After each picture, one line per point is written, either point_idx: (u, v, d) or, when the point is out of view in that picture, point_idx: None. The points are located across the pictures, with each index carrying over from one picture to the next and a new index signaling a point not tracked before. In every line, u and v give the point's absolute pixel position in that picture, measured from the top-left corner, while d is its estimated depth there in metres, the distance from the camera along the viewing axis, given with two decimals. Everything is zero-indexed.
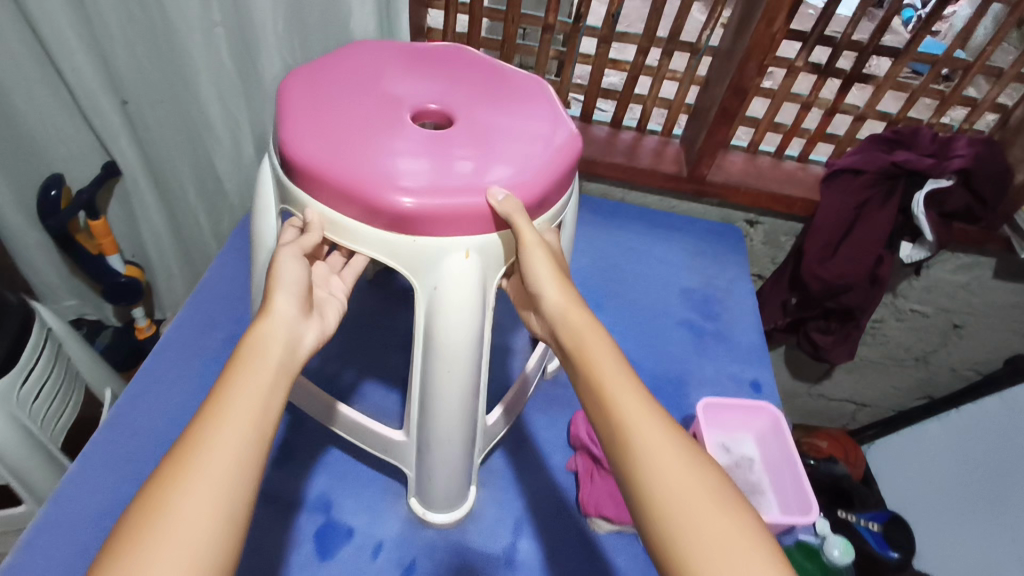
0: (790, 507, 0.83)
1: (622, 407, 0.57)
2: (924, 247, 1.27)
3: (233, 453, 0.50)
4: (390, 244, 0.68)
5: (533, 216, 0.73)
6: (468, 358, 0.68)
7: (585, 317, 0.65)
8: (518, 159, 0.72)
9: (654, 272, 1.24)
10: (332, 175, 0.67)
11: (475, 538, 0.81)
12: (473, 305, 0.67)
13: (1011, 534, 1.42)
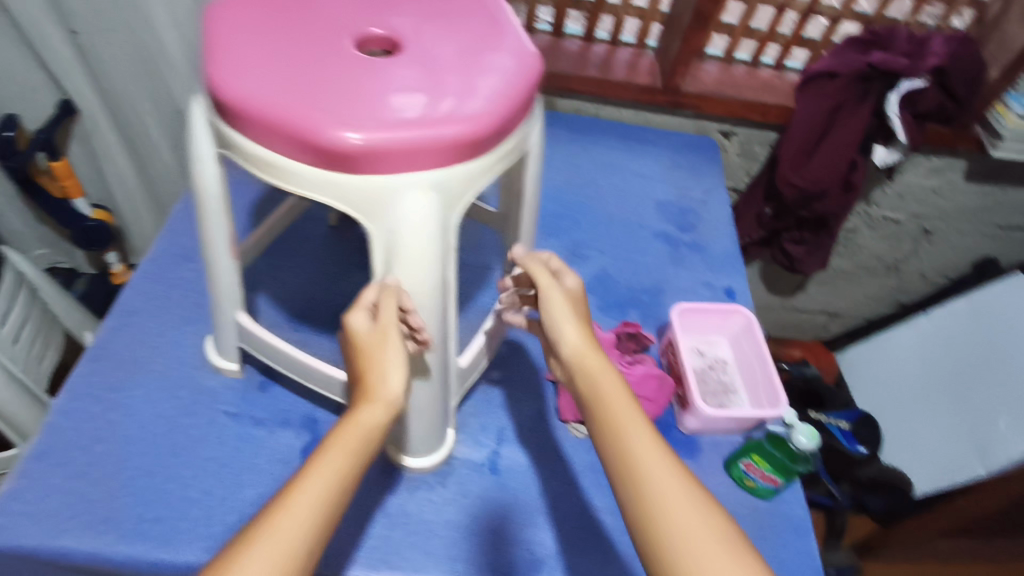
0: (761, 401, 0.88)
1: (641, 456, 0.53)
2: (896, 150, 1.27)
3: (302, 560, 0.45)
4: (336, 186, 0.56)
5: (497, 145, 0.61)
6: (434, 310, 0.62)
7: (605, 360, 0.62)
8: (482, 82, 0.60)
9: (630, 186, 1.23)
10: (256, 109, 0.55)
11: (458, 447, 0.84)
12: (435, 256, 0.58)
13: (969, 426, 1.52)
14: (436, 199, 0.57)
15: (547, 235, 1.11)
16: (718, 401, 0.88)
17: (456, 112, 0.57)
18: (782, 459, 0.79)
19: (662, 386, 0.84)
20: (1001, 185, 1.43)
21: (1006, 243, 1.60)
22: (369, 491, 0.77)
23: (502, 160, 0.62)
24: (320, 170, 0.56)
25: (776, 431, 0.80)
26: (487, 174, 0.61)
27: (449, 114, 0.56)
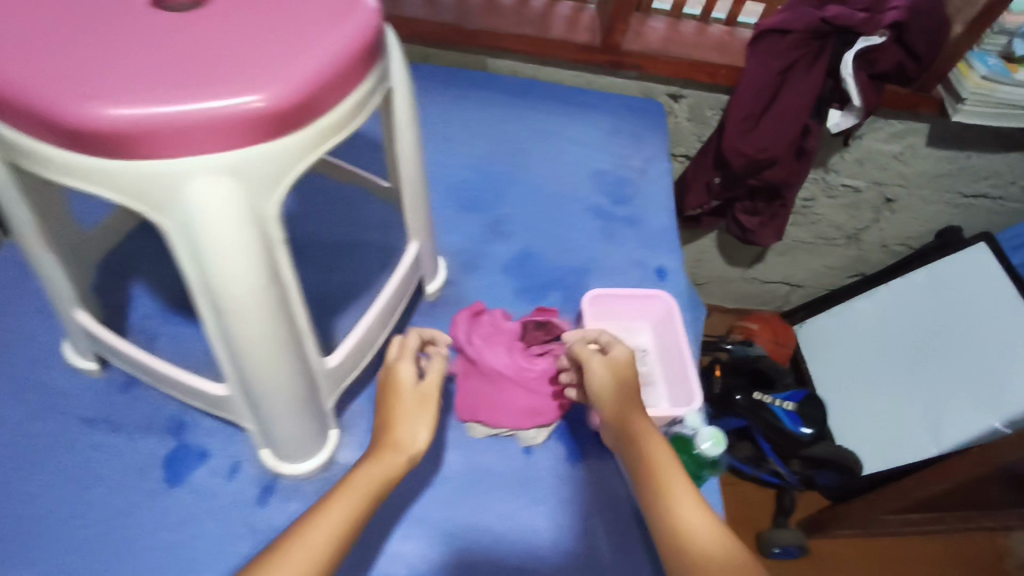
0: (678, 397, 0.81)
1: (671, 508, 0.58)
2: (852, 113, 1.17)
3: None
4: (117, 177, 0.47)
5: (324, 113, 0.51)
6: (266, 309, 0.53)
7: (639, 420, 0.67)
8: (294, 44, 0.50)
9: (564, 154, 1.10)
10: (6, 88, 0.45)
11: (342, 450, 0.77)
12: (242, 253, 0.48)
13: (925, 402, 1.49)
14: (232, 185, 0.46)
15: (464, 210, 1.01)
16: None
17: (252, 82, 0.47)
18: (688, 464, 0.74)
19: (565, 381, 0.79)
20: (966, 151, 1.34)
21: (971, 212, 1.52)
22: (237, 505, 0.72)
23: (337, 132, 0.52)
24: (88, 160, 0.46)
25: (681, 432, 0.75)
26: (309, 153, 0.51)
27: (244, 83, 0.46)
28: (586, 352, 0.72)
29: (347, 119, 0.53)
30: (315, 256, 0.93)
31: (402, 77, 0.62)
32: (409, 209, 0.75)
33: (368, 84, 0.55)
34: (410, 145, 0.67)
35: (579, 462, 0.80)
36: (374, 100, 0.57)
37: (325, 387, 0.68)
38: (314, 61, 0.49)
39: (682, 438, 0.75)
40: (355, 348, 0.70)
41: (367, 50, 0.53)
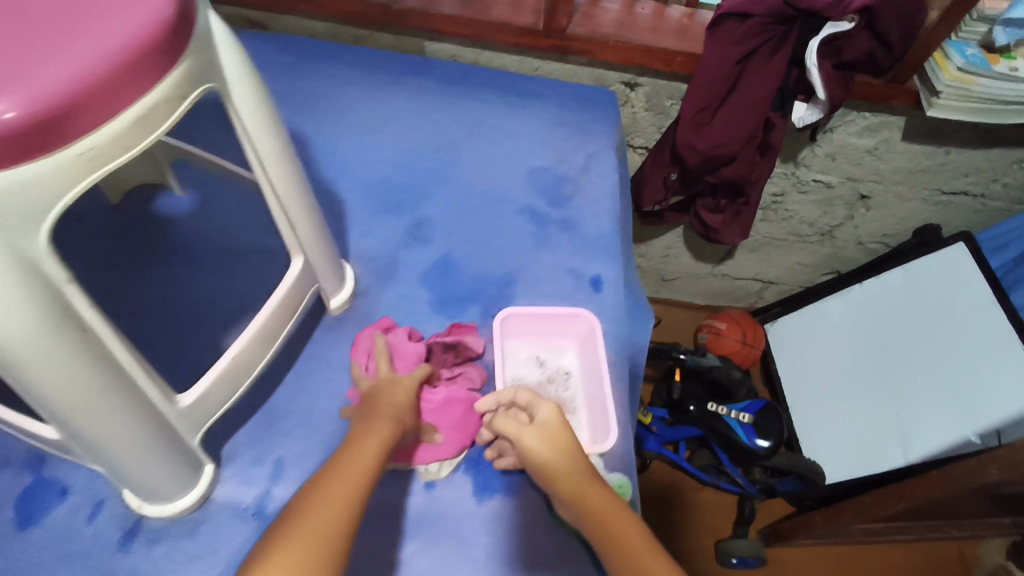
0: (597, 433, 0.78)
1: (624, 537, 0.58)
2: (818, 106, 1.08)
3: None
4: None
5: (100, 134, 0.41)
6: (59, 357, 0.45)
7: (572, 455, 0.64)
8: (58, 46, 0.40)
9: (499, 150, 1.02)
10: None
11: (221, 487, 0.69)
12: (6, 305, 0.40)
13: (894, 411, 1.41)
14: None
15: (382, 211, 0.92)
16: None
17: None
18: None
19: (468, 407, 0.76)
20: (945, 146, 1.24)
21: (950, 210, 1.43)
22: (94, 551, 0.64)
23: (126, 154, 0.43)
24: None
25: None
26: (79, 183, 0.41)
27: None
28: (515, 428, 0.66)
29: (127, 142, 0.43)
30: (209, 263, 0.83)
31: (239, 75, 0.51)
32: (290, 220, 0.64)
33: (160, 89, 0.43)
34: (267, 151, 0.56)
35: (485, 500, 0.73)
36: (185, 107, 0.46)
37: (182, 426, 0.60)
38: (61, 73, 0.39)
39: None
40: (221, 381, 0.62)
41: (149, 53, 0.41)
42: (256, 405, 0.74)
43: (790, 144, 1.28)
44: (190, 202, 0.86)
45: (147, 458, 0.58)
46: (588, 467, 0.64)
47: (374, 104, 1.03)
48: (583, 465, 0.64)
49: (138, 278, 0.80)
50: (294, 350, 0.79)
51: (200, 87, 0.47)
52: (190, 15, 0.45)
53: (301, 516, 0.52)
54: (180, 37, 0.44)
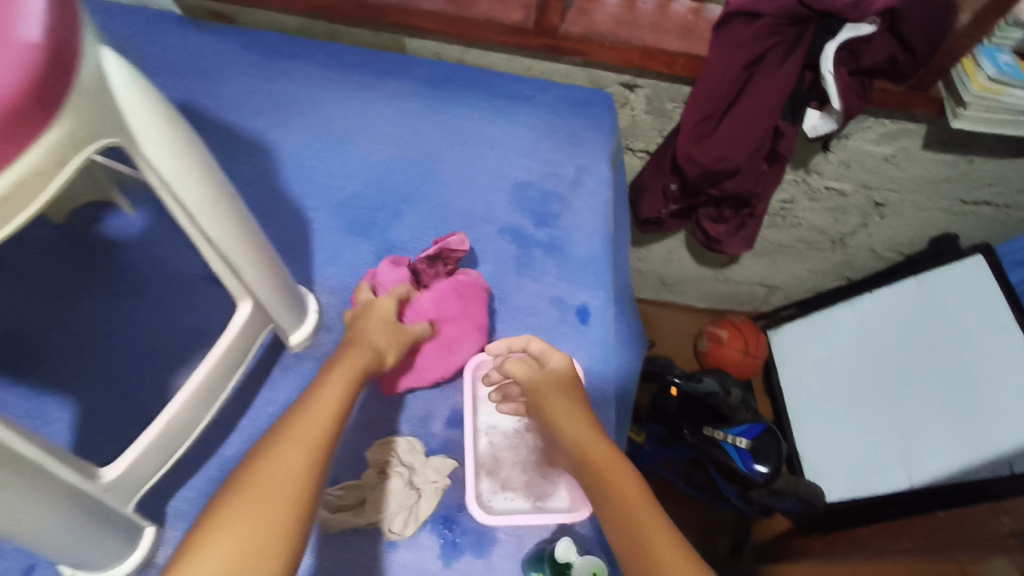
0: (576, 498, 0.71)
1: (602, 463, 0.59)
2: (833, 116, 0.99)
3: (281, 497, 0.47)
4: None
5: None
6: None
7: (563, 391, 0.67)
8: None
9: (482, 162, 0.94)
10: None
11: (165, 549, 0.63)
12: None
13: (899, 431, 1.33)
14: None
15: (350, 232, 0.86)
16: (529, 495, 0.72)
17: None
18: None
19: (462, 298, 0.78)
20: (969, 156, 1.15)
21: (970, 220, 1.34)
22: None
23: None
24: None
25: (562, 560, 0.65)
26: None
27: None
28: (519, 370, 0.71)
29: None
30: (161, 292, 0.77)
31: (153, 121, 0.43)
32: (233, 267, 0.57)
33: (26, 160, 0.36)
34: (194, 202, 0.49)
35: (455, 560, 0.67)
36: (66, 173, 0.40)
37: (111, 499, 0.55)
38: None
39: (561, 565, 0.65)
40: (154, 448, 0.56)
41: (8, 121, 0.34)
42: (207, 455, 0.69)
43: (799, 151, 1.19)
44: (139, 222, 0.80)
45: (70, 539, 0.52)
46: (578, 405, 0.66)
47: (347, 110, 0.95)
48: (575, 401, 0.66)
49: (86, 311, 0.74)
50: (251, 392, 0.73)
51: (87, 146, 0.40)
52: (67, 62, 0.37)
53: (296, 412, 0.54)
54: (51, 92, 0.36)
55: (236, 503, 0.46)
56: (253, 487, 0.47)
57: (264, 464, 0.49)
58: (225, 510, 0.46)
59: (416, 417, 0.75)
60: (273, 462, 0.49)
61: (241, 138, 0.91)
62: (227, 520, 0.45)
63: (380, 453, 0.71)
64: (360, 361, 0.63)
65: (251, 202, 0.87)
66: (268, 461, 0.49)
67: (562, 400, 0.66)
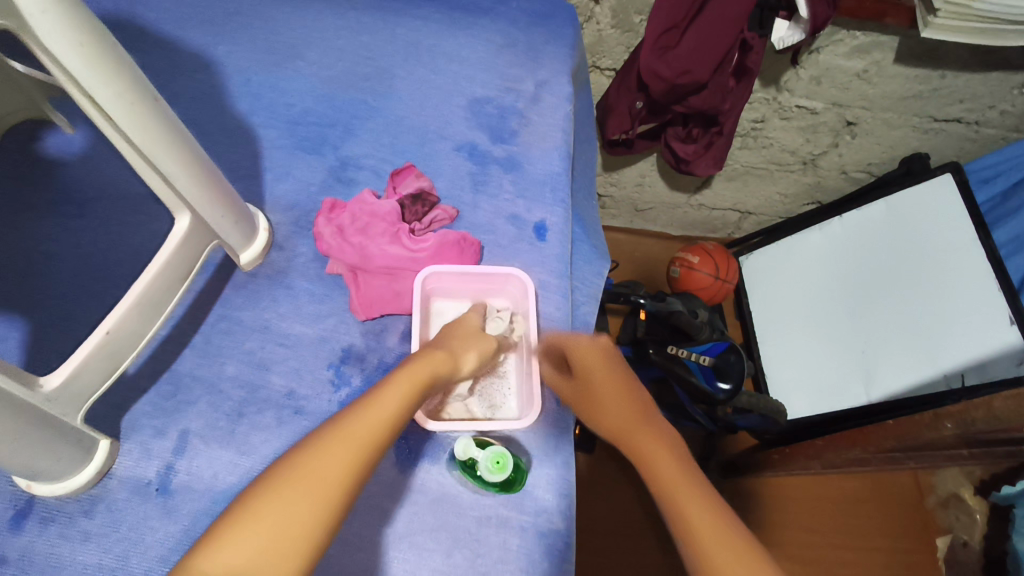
0: (524, 408, 0.74)
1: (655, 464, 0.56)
2: (800, 27, 0.94)
3: (383, 437, 0.51)
4: None
5: None
6: None
7: (603, 361, 0.69)
8: None
9: (436, 76, 0.91)
10: None
11: (121, 460, 0.64)
12: None
13: (861, 349, 1.33)
14: None
15: (301, 150, 0.84)
16: (479, 400, 0.75)
17: None
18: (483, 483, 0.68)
19: (441, 244, 0.76)
20: (940, 70, 1.11)
21: (940, 138, 1.31)
22: None
23: None
24: None
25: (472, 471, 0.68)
26: None
27: None
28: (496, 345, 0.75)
29: None
30: (105, 212, 0.75)
31: (45, 2, 0.41)
32: (162, 174, 0.56)
33: None
34: (108, 98, 0.47)
35: (411, 466, 0.70)
36: None
37: (57, 411, 0.55)
38: None
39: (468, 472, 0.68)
40: (94, 362, 0.57)
41: None
42: (161, 370, 0.69)
43: (768, 68, 1.15)
44: (80, 140, 0.78)
45: (20, 448, 0.53)
46: (610, 369, 0.67)
47: (296, 23, 0.90)
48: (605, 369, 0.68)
49: (29, 231, 0.73)
50: (206, 310, 0.73)
51: None
52: None
53: (430, 352, 0.61)
54: None
55: (347, 436, 0.49)
56: (360, 427, 0.50)
57: (372, 400, 0.52)
58: (334, 436, 0.48)
59: (373, 329, 0.74)
60: (378, 406, 0.52)
61: (183, 53, 0.86)
62: (333, 449, 0.48)
63: (329, 369, 0.71)
64: (447, 360, 0.62)
65: (197, 120, 0.84)
66: (377, 399, 0.52)
67: (604, 367, 0.67)
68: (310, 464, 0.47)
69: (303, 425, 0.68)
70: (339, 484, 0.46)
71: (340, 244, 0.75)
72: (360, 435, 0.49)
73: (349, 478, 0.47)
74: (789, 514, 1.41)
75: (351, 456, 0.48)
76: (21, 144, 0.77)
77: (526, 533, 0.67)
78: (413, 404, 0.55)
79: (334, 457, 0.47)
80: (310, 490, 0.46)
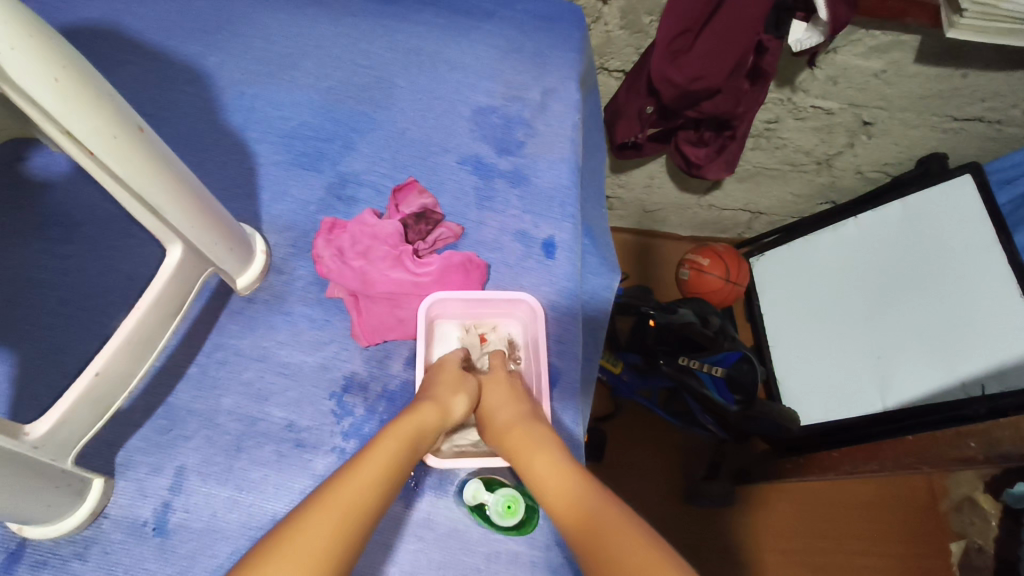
0: None
1: (600, 537, 0.50)
2: (818, 29, 0.89)
3: (374, 499, 0.50)
4: None
5: None
6: None
7: (500, 394, 0.67)
8: None
9: (439, 85, 0.87)
10: None
11: (116, 499, 0.62)
12: None
13: (873, 356, 1.26)
14: None
15: (299, 166, 0.81)
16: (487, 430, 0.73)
17: None
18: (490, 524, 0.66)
19: (446, 268, 0.74)
20: (962, 68, 1.05)
21: (959, 138, 1.24)
22: None
23: None
24: None
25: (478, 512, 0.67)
26: None
27: None
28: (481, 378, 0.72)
29: None
30: (95, 235, 0.72)
31: (14, 39, 0.38)
32: (151, 206, 0.52)
33: None
34: (86, 133, 0.44)
35: (416, 500, 0.67)
36: None
37: (46, 457, 0.53)
38: None
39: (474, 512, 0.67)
40: (84, 404, 0.54)
41: None
42: (155, 404, 0.66)
43: (783, 68, 1.10)
44: (69, 160, 0.75)
45: (8, 499, 0.50)
46: (505, 403, 0.65)
47: (292, 30, 0.87)
48: (501, 403, 0.66)
49: (17, 258, 0.70)
50: (202, 338, 0.70)
51: None
52: None
53: (415, 408, 0.61)
54: None
55: (333, 504, 0.48)
56: (348, 495, 0.49)
57: (359, 466, 0.52)
58: (326, 501, 0.49)
59: (375, 356, 0.71)
60: (365, 470, 0.52)
61: (174, 65, 0.83)
62: (322, 518, 0.47)
63: (331, 399, 0.68)
64: (433, 413, 0.61)
65: (191, 135, 0.80)
66: (363, 464, 0.53)
67: (499, 402, 0.66)
68: (299, 535, 0.45)
69: (304, 459, 0.65)
70: (332, 547, 0.45)
71: (339, 269, 0.73)
72: (351, 498, 0.49)
73: (343, 540, 0.46)
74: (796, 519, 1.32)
75: (343, 519, 0.47)
76: (8, 165, 0.74)
77: (537, 570, 0.64)
78: (403, 466, 0.55)
79: (325, 520, 0.47)
80: (303, 555, 0.44)
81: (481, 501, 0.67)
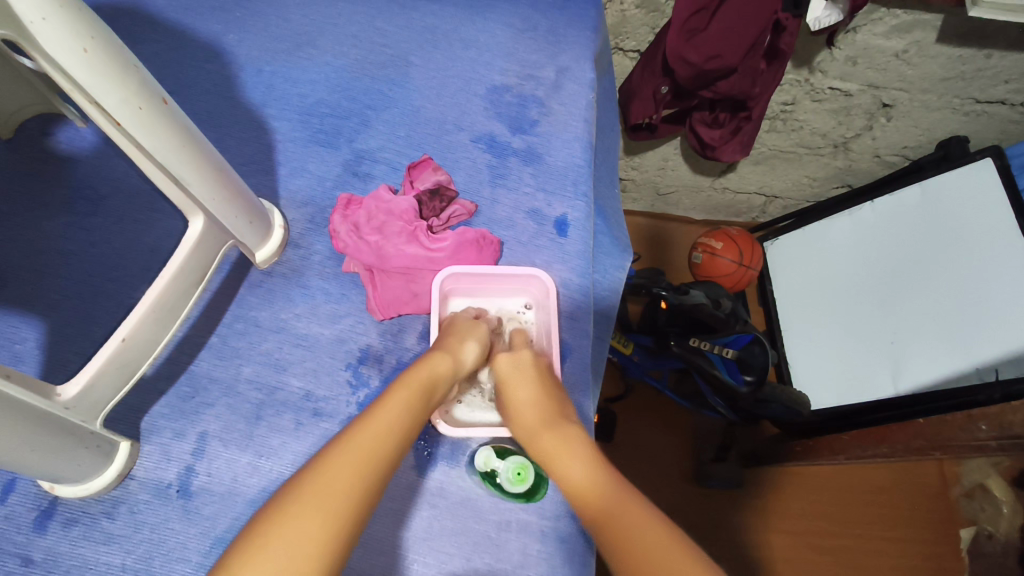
0: None
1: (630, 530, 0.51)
2: (838, 5, 0.86)
3: (390, 447, 0.52)
4: None
5: None
6: None
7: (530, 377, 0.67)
8: None
9: (454, 63, 0.88)
10: None
11: (142, 462, 0.64)
12: None
13: (885, 341, 1.26)
14: None
15: (316, 143, 0.82)
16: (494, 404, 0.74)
17: None
18: (498, 489, 0.68)
19: (460, 245, 0.75)
20: (986, 49, 1.03)
21: (981, 121, 1.22)
22: (9, 531, 0.60)
23: None
24: None
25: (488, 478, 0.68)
26: None
27: None
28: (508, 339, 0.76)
29: None
30: (119, 210, 0.74)
31: (46, 9, 0.40)
32: (175, 177, 0.54)
33: None
34: (114, 104, 0.46)
35: (430, 469, 0.69)
36: None
37: (76, 417, 0.55)
38: None
39: (483, 476, 0.69)
40: (111, 368, 0.56)
41: None
42: (178, 372, 0.69)
43: (798, 48, 1.09)
44: (93, 135, 0.77)
45: (40, 459, 0.53)
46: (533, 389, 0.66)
47: (309, 9, 0.88)
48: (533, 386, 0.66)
49: (45, 230, 0.72)
50: (223, 310, 0.72)
51: None
52: None
53: (427, 356, 0.62)
54: None
55: (351, 451, 0.50)
56: (362, 442, 0.51)
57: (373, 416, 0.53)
58: (343, 449, 0.50)
59: (390, 330, 0.73)
60: (382, 419, 0.53)
61: (194, 43, 0.84)
62: (339, 465, 0.48)
63: (347, 370, 0.70)
64: (445, 361, 0.62)
65: (210, 113, 0.82)
66: (379, 414, 0.53)
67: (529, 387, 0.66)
68: (316, 486, 0.47)
69: (321, 428, 0.67)
70: (351, 491, 0.47)
71: (355, 244, 0.74)
72: (367, 448, 0.50)
73: (363, 487, 0.48)
74: (806, 502, 1.32)
75: (362, 469, 0.49)
76: (35, 140, 0.76)
77: (547, 539, 0.66)
78: (417, 415, 0.56)
79: (345, 469, 0.48)
80: (326, 497, 0.46)
81: (493, 466, 0.69)
